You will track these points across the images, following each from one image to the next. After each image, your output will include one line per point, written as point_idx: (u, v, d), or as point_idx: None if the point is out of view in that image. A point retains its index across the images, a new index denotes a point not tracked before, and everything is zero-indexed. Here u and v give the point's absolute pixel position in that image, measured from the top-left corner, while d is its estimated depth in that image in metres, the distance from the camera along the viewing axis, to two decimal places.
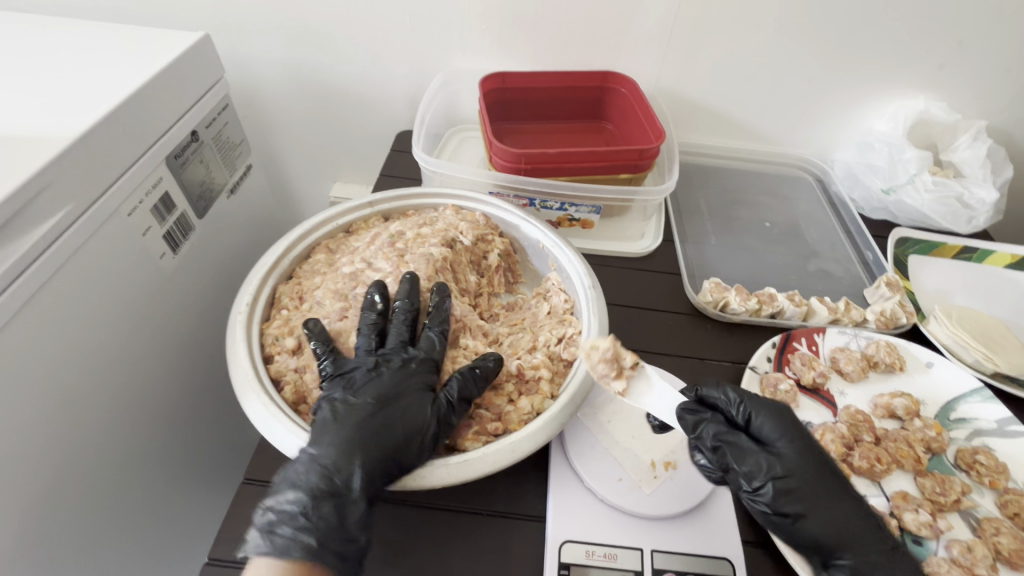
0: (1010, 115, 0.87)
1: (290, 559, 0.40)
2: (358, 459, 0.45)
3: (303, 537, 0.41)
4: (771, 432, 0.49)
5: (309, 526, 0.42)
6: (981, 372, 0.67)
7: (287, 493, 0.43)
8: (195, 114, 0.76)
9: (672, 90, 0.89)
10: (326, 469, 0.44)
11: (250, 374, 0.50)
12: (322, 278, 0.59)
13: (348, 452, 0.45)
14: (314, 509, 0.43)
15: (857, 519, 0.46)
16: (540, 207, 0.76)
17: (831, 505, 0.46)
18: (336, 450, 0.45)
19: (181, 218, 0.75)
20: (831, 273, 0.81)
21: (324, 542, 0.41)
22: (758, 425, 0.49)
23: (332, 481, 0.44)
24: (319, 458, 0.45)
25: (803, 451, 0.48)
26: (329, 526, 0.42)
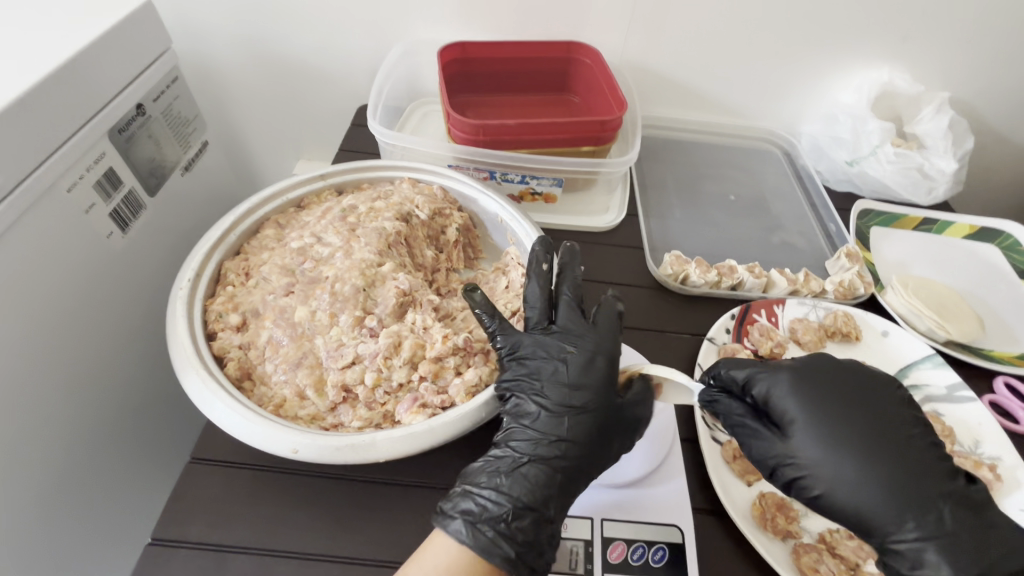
0: (973, 86, 0.87)
1: (493, 563, 0.41)
2: (556, 469, 0.46)
3: (504, 545, 0.41)
4: (782, 403, 0.49)
5: (508, 534, 0.42)
6: (935, 340, 0.68)
7: (491, 494, 0.44)
8: (141, 86, 0.72)
9: (638, 62, 0.88)
10: (518, 477, 0.45)
11: (189, 350, 0.48)
12: (269, 253, 0.58)
13: (545, 464, 0.46)
14: (516, 520, 0.43)
15: (891, 480, 0.45)
16: (501, 181, 0.75)
17: (856, 469, 0.45)
18: (527, 463, 0.46)
19: (129, 195, 0.72)
20: (793, 245, 0.81)
21: (521, 552, 0.42)
22: (769, 397, 0.50)
23: (534, 490, 0.44)
24: (498, 461, 0.46)
25: (821, 418, 0.48)
26: (528, 539, 0.42)
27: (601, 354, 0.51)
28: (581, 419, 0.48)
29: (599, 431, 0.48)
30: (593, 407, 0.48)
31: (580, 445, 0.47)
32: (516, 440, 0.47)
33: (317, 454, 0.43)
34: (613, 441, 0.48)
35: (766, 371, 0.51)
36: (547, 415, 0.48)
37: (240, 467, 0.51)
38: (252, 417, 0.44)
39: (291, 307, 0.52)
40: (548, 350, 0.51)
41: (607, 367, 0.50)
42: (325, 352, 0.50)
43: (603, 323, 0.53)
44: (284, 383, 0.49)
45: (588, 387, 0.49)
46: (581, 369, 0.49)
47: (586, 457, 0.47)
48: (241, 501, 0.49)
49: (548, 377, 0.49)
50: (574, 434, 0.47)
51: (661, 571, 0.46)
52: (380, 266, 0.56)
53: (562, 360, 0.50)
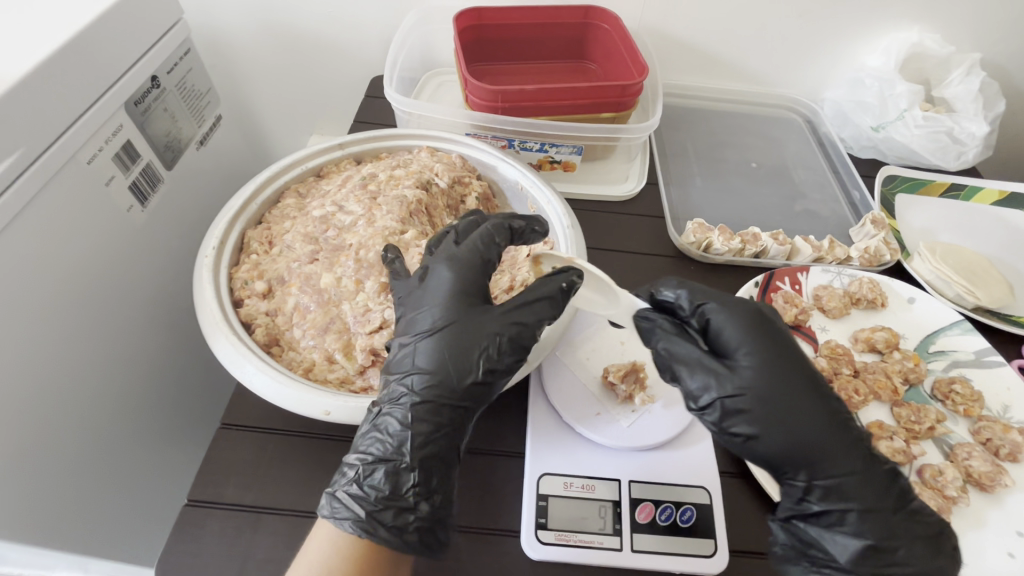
0: (1005, 46, 0.84)
1: (345, 529, 0.40)
2: (416, 413, 0.43)
3: (358, 508, 0.41)
4: (730, 335, 0.45)
5: (361, 495, 0.41)
6: (962, 307, 0.67)
7: (356, 457, 0.42)
8: (155, 57, 0.71)
9: (657, 27, 0.85)
10: (376, 433, 0.43)
11: (218, 316, 0.48)
12: (291, 222, 0.57)
13: (405, 411, 0.43)
14: (369, 478, 0.42)
15: (811, 423, 0.41)
16: (520, 149, 0.74)
17: (792, 407, 0.41)
18: (398, 411, 0.43)
19: (147, 168, 0.71)
20: (816, 213, 0.80)
21: (372, 510, 0.41)
22: (718, 329, 0.45)
23: (389, 442, 0.42)
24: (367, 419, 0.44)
25: (772, 353, 0.43)
26: (384, 495, 0.41)
27: (454, 272, 0.47)
28: (437, 349, 0.44)
29: (461, 352, 0.44)
30: (456, 331, 0.45)
31: (438, 384, 0.44)
32: (394, 389, 0.45)
33: (348, 415, 0.44)
34: (489, 346, 0.45)
35: (721, 302, 0.46)
36: (409, 356, 0.45)
37: (271, 432, 0.52)
38: (283, 380, 0.45)
39: (317, 274, 0.53)
40: (411, 285, 0.48)
41: (472, 290, 0.47)
42: (352, 317, 0.50)
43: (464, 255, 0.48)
44: (313, 348, 0.50)
45: (448, 316, 0.45)
46: (438, 296, 0.46)
47: (450, 388, 0.44)
48: (273, 464, 0.50)
49: (413, 312, 0.47)
50: (430, 368, 0.44)
51: (689, 532, 0.46)
52: (403, 233, 0.56)
53: (421, 292, 0.47)
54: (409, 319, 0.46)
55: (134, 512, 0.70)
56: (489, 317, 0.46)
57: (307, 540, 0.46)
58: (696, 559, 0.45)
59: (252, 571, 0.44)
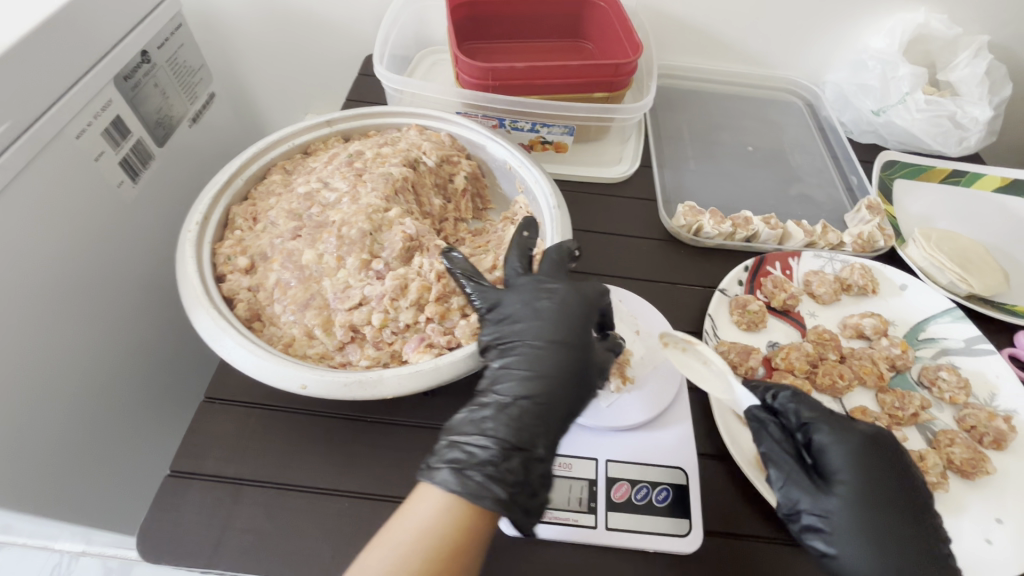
0: (1014, 29, 0.81)
1: (482, 507, 0.39)
2: (536, 405, 0.44)
3: (495, 485, 0.40)
4: (834, 460, 0.45)
5: (498, 477, 0.40)
6: (955, 294, 0.66)
7: (478, 438, 0.42)
8: (145, 31, 0.70)
9: (655, 5, 0.83)
10: (501, 419, 0.43)
11: (199, 290, 0.49)
12: (276, 199, 0.57)
13: (530, 404, 0.44)
14: (505, 462, 0.41)
15: (904, 559, 0.41)
16: (511, 129, 0.73)
17: (888, 540, 0.42)
18: (512, 404, 0.44)
19: (138, 144, 0.71)
20: (812, 198, 0.78)
21: (512, 493, 0.40)
22: (823, 450, 0.46)
23: (520, 431, 0.43)
24: (481, 407, 0.44)
25: (875, 482, 0.44)
26: (519, 479, 0.41)
27: (575, 295, 0.49)
28: (558, 354, 0.46)
29: (578, 364, 0.46)
30: (575, 340, 0.47)
31: (558, 382, 0.45)
32: (499, 384, 0.45)
33: (324, 389, 0.44)
34: (588, 368, 0.47)
35: (834, 425, 0.47)
36: (529, 351, 0.47)
37: (252, 406, 0.52)
38: (261, 353, 0.45)
39: (299, 250, 0.53)
40: (525, 292, 0.49)
41: (583, 313, 0.49)
42: (333, 293, 0.51)
43: (589, 288, 0.50)
44: (293, 323, 0.50)
45: (568, 324, 0.48)
46: (558, 312, 0.48)
47: (563, 393, 0.45)
48: (254, 438, 0.50)
49: (529, 316, 0.48)
50: (554, 366, 0.46)
51: (664, 511, 0.47)
52: (388, 211, 0.55)
53: (537, 299, 0.49)
54: (531, 319, 0.48)
55: (119, 486, 0.71)
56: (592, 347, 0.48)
57: (285, 511, 0.46)
58: (670, 538, 0.45)
59: (231, 540, 0.45)
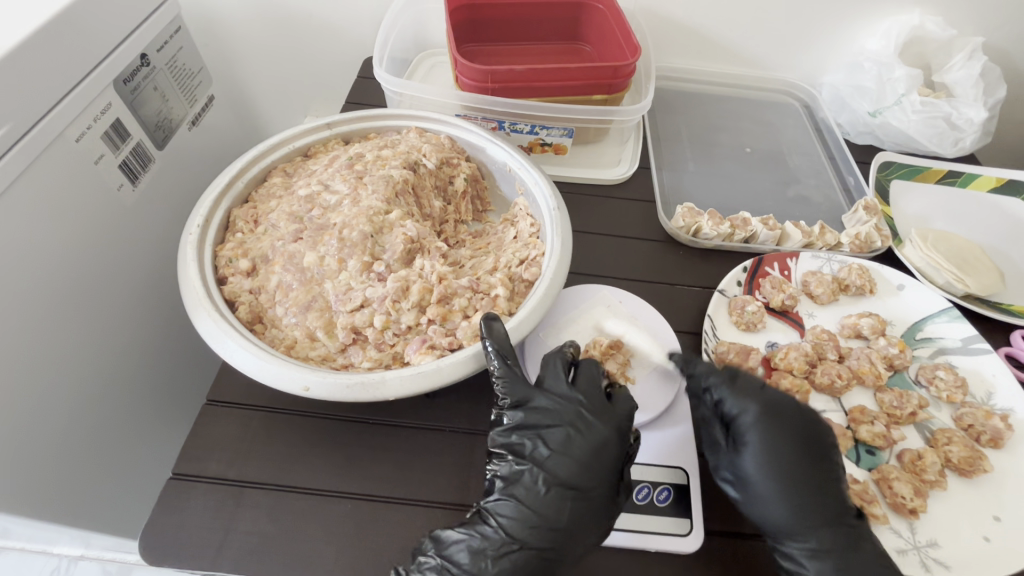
0: (1008, 30, 0.82)
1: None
2: (540, 555, 0.43)
3: None
4: (745, 425, 0.48)
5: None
6: (952, 294, 0.67)
7: None
8: (144, 34, 0.70)
9: (653, 7, 0.84)
10: (499, 566, 0.42)
11: (201, 293, 0.49)
12: (277, 201, 0.58)
13: (532, 553, 0.43)
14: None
15: (810, 508, 0.45)
16: (510, 131, 0.73)
17: (794, 494, 0.45)
18: (511, 549, 0.43)
19: (137, 147, 0.71)
20: (809, 199, 0.79)
21: None
22: (734, 415, 0.48)
23: None
24: (479, 537, 0.43)
25: (779, 442, 0.47)
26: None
27: (614, 436, 0.46)
28: (575, 505, 0.44)
29: (598, 519, 0.44)
30: (597, 489, 0.44)
31: (570, 535, 0.43)
32: (500, 516, 0.44)
33: (327, 391, 0.44)
34: (610, 521, 0.45)
35: (738, 394, 0.48)
36: (542, 490, 0.44)
37: (254, 409, 0.52)
38: (264, 356, 0.45)
39: (300, 253, 0.53)
40: (557, 417, 0.47)
41: (619, 453, 0.46)
42: (334, 295, 0.51)
43: (627, 418, 0.48)
44: (295, 326, 0.50)
45: (595, 471, 0.45)
46: (592, 450, 0.45)
47: (578, 544, 0.43)
48: (256, 440, 0.50)
49: (557, 446, 0.46)
50: (567, 518, 0.43)
51: (665, 511, 0.47)
52: (388, 213, 0.56)
53: (571, 429, 0.46)
54: (556, 451, 0.45)
55: (119, 489, 0.71)
56: (620, 488, 0.46)
57: (288, 513, 0.47)
58: (672, 537, 0.46)
59: (234, 542, 0.45)
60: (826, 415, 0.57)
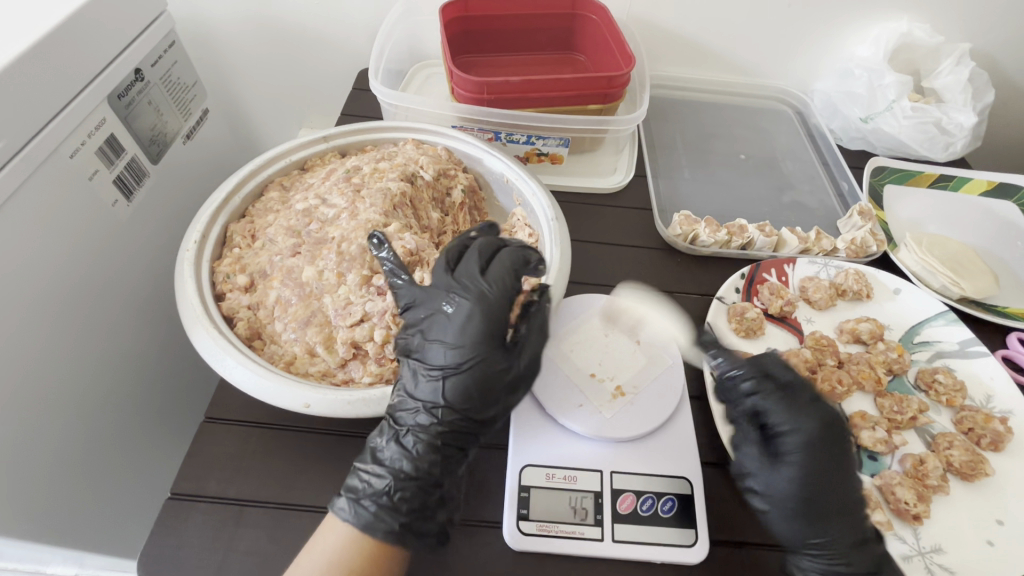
0: (994, 37, 0.84)
1: (376, 538, 0.41)
2: (433, 434, 0.43)
3: (386, 516, 0.42)
4: (792, 445, 0.46)
5: (391, 508, 0.42)
6: (948, 298, 0.67)
7: (374, 467, 0.43)
8: (138, 50, 0.70)
9: (646, 17, 0.85)
10: (398, 450, 0.43)
11: (198, 309, 0.48)
12: (274, 216, 0.57)
13: (426, 435, 0.43)
14: (399, 491, 0.42)
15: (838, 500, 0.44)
16: (507, 141, 0.73)
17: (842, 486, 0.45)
18: (407, 434, 0.44)
19: (132, 162, 0.71)
20: (805, 204, 0.80)
21: (410, 519, 0.42)
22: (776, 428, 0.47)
23: (417, 461, 0.43)
24: (382, 434, 0.45)
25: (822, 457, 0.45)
26: (412, 507, 0.42)
27: (478, 312, 0.44)
28: (456, 386, 0.43)
29: (473, 395, 0.43)
30: (466, 366, 0.43)
31: (453, 416, 0.44)
32: (401, 412, 0.44)
33: (328, 409, 0.44)
34: (485, 401, 0.44)
35: (791, 408, 0.47)
36: (424, 378, 0.44)
37: (254, 425, 0.52)
38: (263, 373, 0.45)
39: (298, 268, 0.52)
40: (430, 309, 0.45)
41: (492, 324, 0.44)
42: (333, 310, 0.50)
43: (495, 295, 0.44)
44: (294, 341, 0.49)
45: (467, 351, 0.43)
46: (461, 329, 0.43)
47: (468, 414, 0.44)
48: (256, 458, 0.50)
49: (433, 335, 0.44)
50: (449, 396, 0.43)
51: (670, 522, 0.47)
52: (387, 226, 0.55)
53: (443, 315, 0.45)
54: (434, 340, 0.44)
55: (113, 509, 0.69)
56: (498, 356, 0.44)
57: (289, 533, 0.46)
58: (676, 549, 0.45)
59: (234, 564, 0.44)
60: None
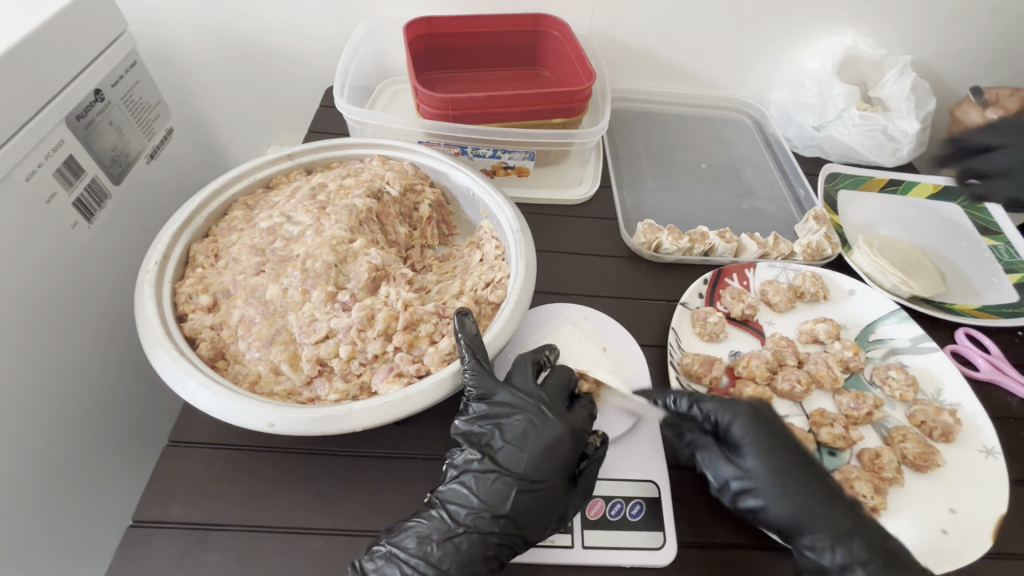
0: (933, 49, 0.89)
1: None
2: (484, 540, 0.43)
3: None
4: (738, 433, 0.49)
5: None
6: (899, 297, 0.70)
7: (413, 563, 0.42)
8: (97, 71, 0.69)
9: (606, 33, 0.87)
10: (447, 549, 0.42)
11: (159, 331, 0.48)
12: (238, 234, 0.57)
13: (479, 539, 0.43)
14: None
15: (793, 471, 0.47)
16: (473, 155, 0.75)
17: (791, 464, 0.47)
18: (460, 533, 0.43)
19: (93, 183, 0.70)
20: (764, 210, 0.82)
21: None
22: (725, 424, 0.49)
23: (463, 566, 0.42)
24: (427, 522, 0.44)
25: (769, 439, 0.48)
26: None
27: (568, 439, 0.47)
28: (524, 499, 0.44)
29: (538, 511, 0.44)
30: (541, 483, 0.45)
31: (511, 527, 0.44)
32: (451, 503, 0.44)
33: (293, 427, 0.43)
34: (547, 520, 0.44)
35: (721, 399, 0.50)
36: (491, 480, 0.45)
37: (220, 447, 0.51)
38: (226, 393, 0.44)
39: (262, 286, 0.52)
40: (508, 427, 0.47)
41: (570, 452, 0.46)
42: (298, 327, 0.50)
43: (579, 422, 0.48)
44: (258, 360, 0.49)
45: (546, 470, 0.45)
46: (543, 447, 0.46)
47: (527, 529, 0.44)
48: (222, 481, 0.49)
49: (513, 439, 0.47)
50: (514, 506, 0.44)
51: (638, 525, 0.48)
52: (352, 242, 0.56)
53: (529, 425, 0.47)
54: (510, 443, 0.46)
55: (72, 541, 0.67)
56: (565, 484, 0.46)
57: (256, 555, 0.45)
58: (646, 552, 0.46)
59: None
60: (789, 420, 0.58)
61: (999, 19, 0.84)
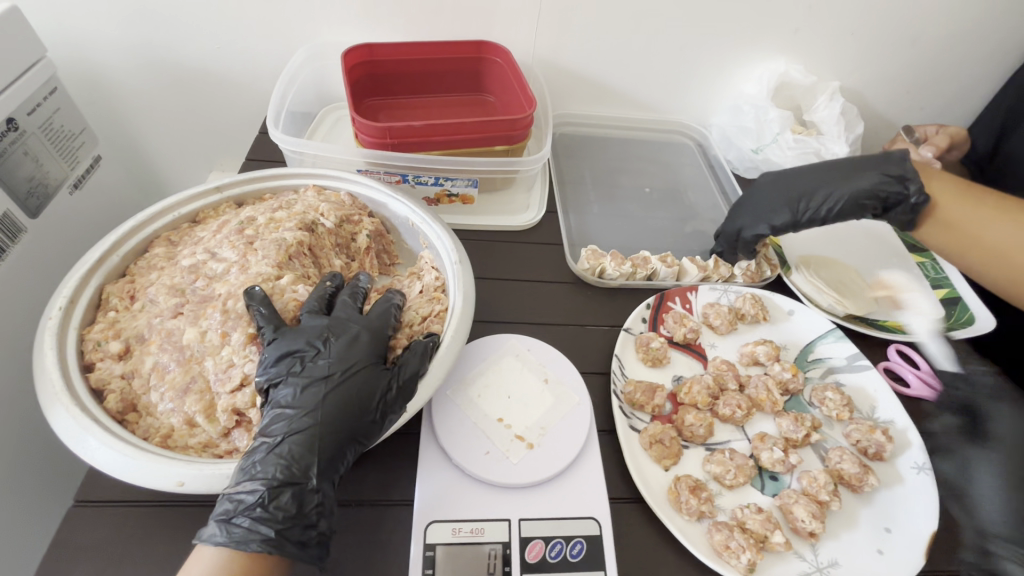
0: (859, 76, 0.93)
1: (250, 551, 0.39)
2: (313, 439, 0.43)
3: (265, 526, 0.40)
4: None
5: (267, 517, 0.40)
6: (835, 316, 0.73)
7: (245, 482, 0.41)
8: (11, 99, 0.65)
9: (550, 60, 0.88)
10: (272, 459, 0.42)
11: (59, 385, 0.44)
12: (158, 273, 0.54)
13: (301, 436, 0.43)
14: (274, 500, 0.41)
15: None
16: (415, 183, 0.73)
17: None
18: (282, 442, 0.43)
19: (3, 218, 0.65)
20: (707, 232, 0.84)
21: (287, 528, 0.40)
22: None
23: (293, 467, 0.42)
24: (252, 450, 0.43)
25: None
26: (290, 515, 0.41)
27: (362, 333, 0.50)
28: (334, 394, 0.46)
29: (349, 400, 0.46)
30: (344, 378, 0.47)
31: (329, 421, 0.44)
32: (271, 425, 0.44)
33: (204, 485, 0.41)
34: (368, 411, 0.46)
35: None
36: (303, 390, 0.45)
37: (132, 505, 0.47)
38: (132, 452, 0.41)
39: (179, 329, 0.49)
40: (307, 337, 0.48)
41: (371, 344, 0.50)
42: (214, 374, 0.48)
43: (376, 320, 0.52)
44: (172, 412, 0.46)
45: (346, 363, 0.47)
46: (338, 348, 0.48)
47: (346, 419, 0.45)
48: (133, 544, 0.45)
49: (312, 357, 0.47)
50: (327, 404, 0.45)
51: (579, 566, 0.46)
52: (279, 279, 0.54)
53: (319, 339, 0.48)
54: (311, 357, 0.47)
55: None
56: (378, 374, 0.48)
57: None
58: None
59: None
60: (731, 445, 0.59)
61: (917, 49, 0.90)
